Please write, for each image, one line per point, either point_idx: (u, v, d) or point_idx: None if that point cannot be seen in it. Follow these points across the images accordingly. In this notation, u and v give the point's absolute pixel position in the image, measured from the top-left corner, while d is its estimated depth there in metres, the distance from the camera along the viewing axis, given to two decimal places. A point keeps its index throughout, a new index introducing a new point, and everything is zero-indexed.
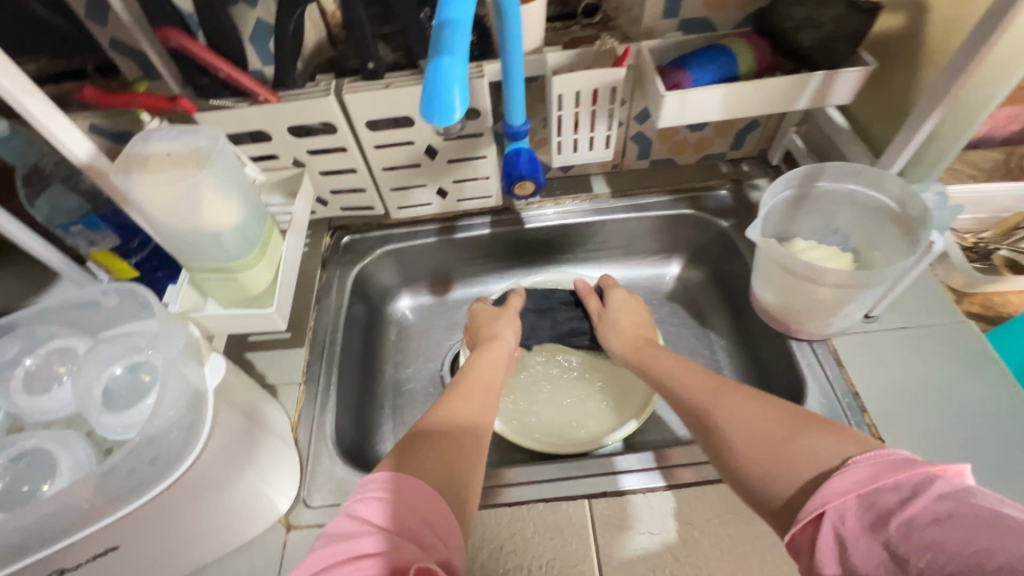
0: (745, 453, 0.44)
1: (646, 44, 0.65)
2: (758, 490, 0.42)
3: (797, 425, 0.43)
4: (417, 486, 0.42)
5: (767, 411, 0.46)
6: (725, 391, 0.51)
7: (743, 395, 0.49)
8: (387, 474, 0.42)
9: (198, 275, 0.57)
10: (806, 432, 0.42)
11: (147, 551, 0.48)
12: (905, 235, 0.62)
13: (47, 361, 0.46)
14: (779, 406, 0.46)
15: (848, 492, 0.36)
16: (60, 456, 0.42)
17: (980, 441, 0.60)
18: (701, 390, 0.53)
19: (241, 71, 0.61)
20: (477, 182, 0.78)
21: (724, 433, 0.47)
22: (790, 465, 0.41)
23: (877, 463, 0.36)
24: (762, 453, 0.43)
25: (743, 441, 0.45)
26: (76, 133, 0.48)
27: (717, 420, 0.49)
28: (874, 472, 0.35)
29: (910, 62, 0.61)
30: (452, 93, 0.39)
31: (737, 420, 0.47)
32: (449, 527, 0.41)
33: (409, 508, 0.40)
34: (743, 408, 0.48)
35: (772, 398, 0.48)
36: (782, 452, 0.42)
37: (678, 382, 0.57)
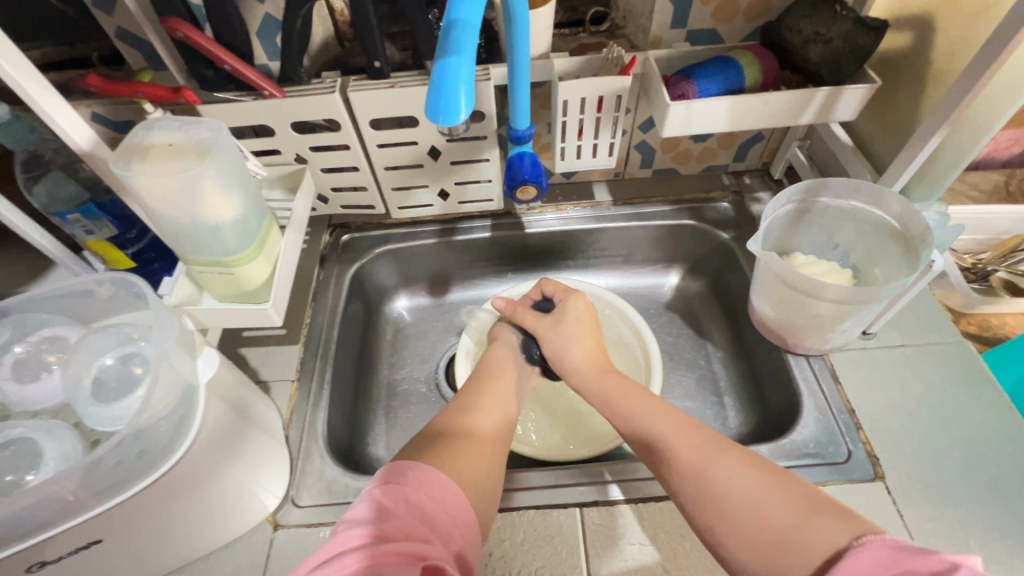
0: (748, 535, 0.43)
1: (653, 53, 0.65)
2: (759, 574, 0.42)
3: (802, 505, 0.43)
4: (426, 475, 0.45)
5: (767, 485, 0.45)
6: (718, 454, 0.48)
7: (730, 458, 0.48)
8: (396, 465, 0.45)
9: (195, 268, 0.57)
10: (812, 518, 0.42)
11: (132, 546, 0.47)
12: (906, 253, 0.62)
13: (36, 348, 0.46)
14: (769, 476, 0.46)
15: (861, 573, 0.36)
16: (46, 445, 0.41)
17: (975, 463, 0.60)
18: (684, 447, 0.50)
19: (247, 65, 0.60)
20: (479, 184, 0.77)
21: (722, 507, 0.45)
22: (795, 553, 0.40)
23: (896, 549, 0.36)
24: (767, 538, 0.42)
25: (747, 522, 0.44)
26: (78, 121, 0.48)
27: (714, 488, 0.46)
28: (895, 558, 0.35)
29: (916, 80, 0.62)
30: (458, 94, 0.39)
31: (738, 496, 0.45)
32: (468, 527, 0.44)
33: (414, 505, 0.42)
34: (739, 474, 0.46)
35: (771, 469, 0.46)
36: (789, 540, 0.41)
37: (660, 435, 0.52)
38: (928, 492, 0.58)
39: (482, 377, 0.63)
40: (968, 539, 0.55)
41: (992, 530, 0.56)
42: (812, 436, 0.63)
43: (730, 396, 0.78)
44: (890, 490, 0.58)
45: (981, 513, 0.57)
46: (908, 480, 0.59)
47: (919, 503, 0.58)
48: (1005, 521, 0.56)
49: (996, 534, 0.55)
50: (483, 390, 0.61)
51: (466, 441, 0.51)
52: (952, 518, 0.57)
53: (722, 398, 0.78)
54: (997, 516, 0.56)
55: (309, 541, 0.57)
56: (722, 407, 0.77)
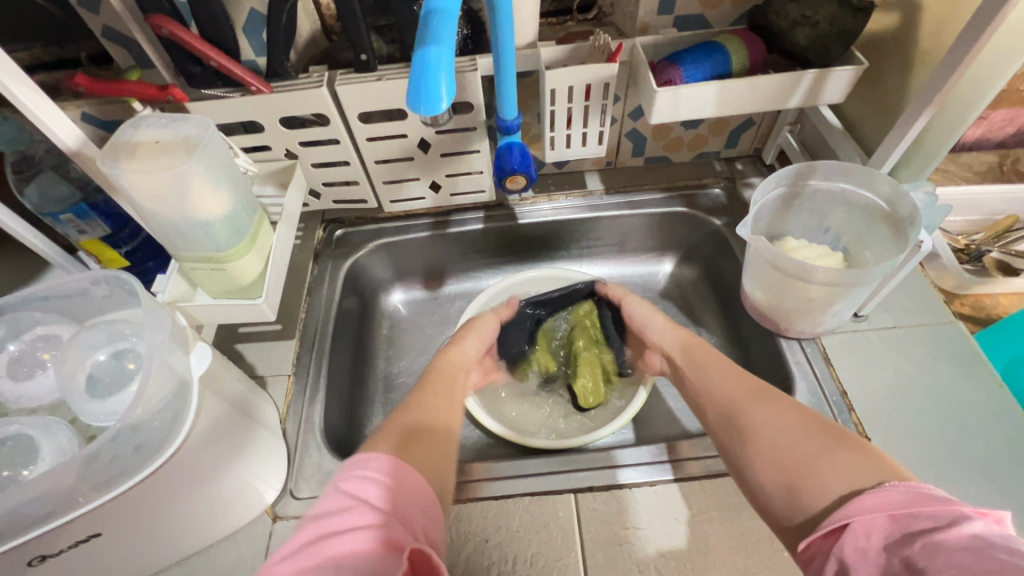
0: (770, 466, 0.45)
1: (640, 40, 0.65)
2: (777, 504, 0.43)
3: (829, 442, 0.43)
4: (397, 464, 0.42)
5: (801, 422, 0.46)
6: (763, 398, 0.50)
7: (778, 403, 0.49)
8: (361, 455, 0.42)
9: (186, 265, 0.57)
10: (834, 451, 0.42)
11: (130, 539, 0.48)
12: (895, 235, 0.62)
13: (30, 347, 0.46)
14: (811, 419, 0.46)
15: (880, 510, 0.35)
16: (43, 442, 0.42)
17: (967, 442, 0.61)
18: (737, 395, 0.52)
19: (233, 61, 0.60)
20: (470, 176, 0.77)
21: (754, 440, 0.47)
22: (814, 479, 0.41)
23: (914, 492, 0.35)
24: (786, 469, 0.43)
25: (771, 455, 0.45)
26: (64, 120, 0.48)
27: (750, 424, 0.48)
28: (912, 498, 0.34)
29: (904, 61, 0.62)
30: (439, 82, 0.39)
31: (768, 431, 0.47)
32: (429, 502, 0.42)
33: (404, 493, 0.40)
34: (777, 416, 0.47)
35: (808, 411, 0.47)
36: (808, 469, 0.42)
37: (712, 385, 0.56)
38: (919, 470, 0.59)
39: (435, 377, 0.61)
40: None
41: (983, 507, 0.56)
42: None
43: None
44: None
45: (971, 490, 0.57)
46: (899, 458, 0.60)
47: (911, 481, 0.58)
48: (995, 498, 0.57)
49: (987, 510, 0.56)
50: (436, 392, 0.58)
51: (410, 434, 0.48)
52: None
53: None
54: (987, 492, 0.57)
55: None
56: None
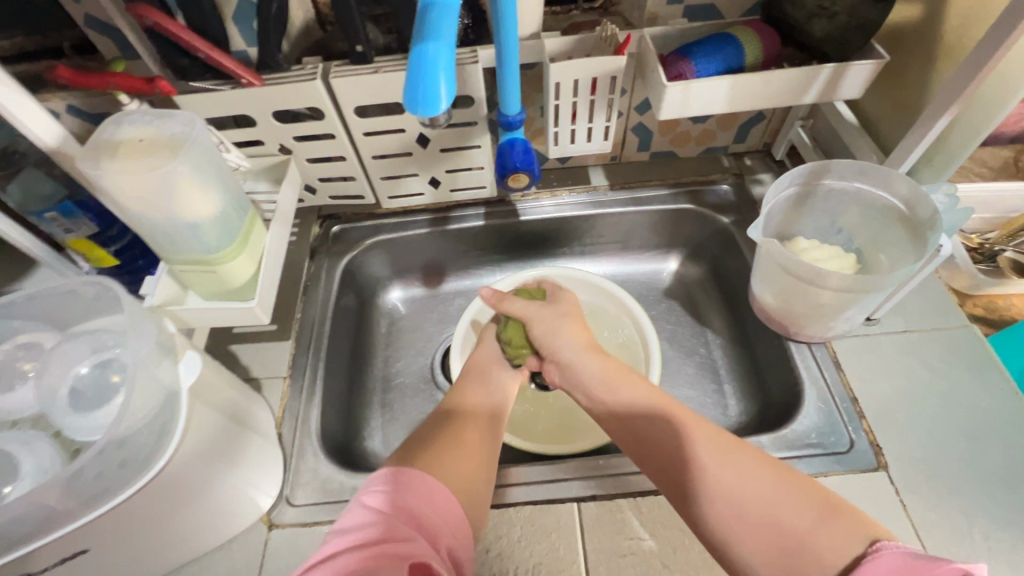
0: (757, 551, 0.43)
1: (649, 31, 0.61)
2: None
3: (810, 511, 0.43)
4: (424, 483, 0.44)
5: (778, 489, 0.44)
6: (729, 454, 0.47)
7: (738, 460, 0.47)
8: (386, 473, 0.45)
9: (176, 267, 0.55)
10: (821, 527, 0.41)
11: (119, 554, 0.47)
12: (912, 238, 0.60)
13: (10, 357, 0.44)
14: (779, 483, 0.45)
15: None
16: (24, 459, 0.40)
17: (982, 451, 0.59)
18: (695, 450, 0.48)
19: (222, 52, 0.58)
20: (471, 172, 0.75)
21: (730, 521, 0.44)
22: (812, 564, 0.40)
23: (903, 555, 0.37)
24: (776, 553, 0.42)
25: (754, 534, 0.43)
26: (44, 116, 0.46)
27: (722, 488, 0.45)
28: (902, 563, 0.37)
29: (926, 55, 0.59)
30: (438, 81, 0.36)
31: (742, 506, 0.44)
32: (452, 515, 0.44)
33: (414, 502, 0.42)
34: (745, 483, 0.45)
35: (771, 470, 0.46)
36: (803, 543, 0.41)
37: (669, 439, 0.50)
38: (932, 481, 0.57)
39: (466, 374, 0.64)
40: (972, 528, 0.55)
41: (998, 519, 0.55)
42: (814, 426, 0.62)
43: (730, 383, 0.77)
44: (893, 479, 0.58)
45: (986, 502, 0.56)
46: (912, 468, 0.58)
47: (924, 493, 0.57)
48: (1010, 509, 0.55)
49: (1002, 523, 0.55)
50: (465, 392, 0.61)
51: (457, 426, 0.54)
52: (957, 507, 0.56)
53: (722, 386, 0.77)
54: (1003, 504, 0.56)
55: (304, 540, 0.57)
56: (722, 396, 0.76)
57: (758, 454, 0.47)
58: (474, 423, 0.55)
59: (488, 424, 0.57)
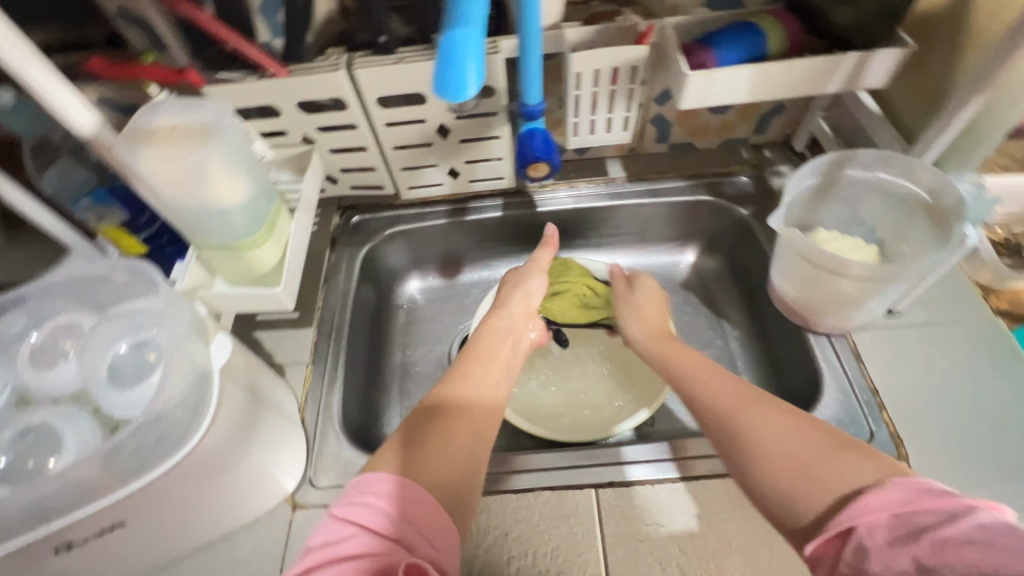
0: (776, 474, 0.43)
1: (670, 20, 0.61)
2: (784, 506, 0.42)
3: (829, 443, 0.43)
4: (415, 492, 0.41)
5: (801, 425, 0.45)
6: (753, 401, 0.49)
7: (769, 404, 0.48)
8: (382, 479, 0.42)
9: (205, 253, 0.56)
10: (838, 455, 0.41)
11: (151, 529, 0.48)
12: (936, 228, 0.60)
13: (52, 336, 0.46)
14: (806, 423, 0.45)
15: (882, 509, 0.35)
16: (66, 432, 0.42)
17: (1004, 444, 0.58)
18: (729, 393, 0.50)
19: (250, 43, 0.59)
20: (490, 163, 0.75)
21: (753, 450, 0.45)
22: (822, 484, 0.40)
23: (914, 487, 0.36)
24: (793, 474, 0.42)
25: (775, 460, 0.44)
26: (80, 103, 0.46)
27: (745, 425, 0.47)
28: (911, 495, 0.35)
29: (953, 43, 0.58)
30: (466, 67, 0.37)
31: (766, 436, 0.45)
32: (438, 529, 0.40)
33: (403, 511, 0.40)
34: (770, 420, 0.46)
35: (800, 414, 0.46)
36: (813, 472, 0.41)
37: (704, 386, 0.53)
38: (952, 473, 0.57)
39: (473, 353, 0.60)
40: None
41: (1021, 512, 0.54)
42: (833, 417, 0.62)
43: (747, 375, 0.77)
44: (912, 471, 0.57)
45: (1008, 494, 0.56)
46: (932, 460, 0.58)
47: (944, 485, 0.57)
48: None
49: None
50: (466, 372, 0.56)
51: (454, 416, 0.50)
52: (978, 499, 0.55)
53: None
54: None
55: None
56: None
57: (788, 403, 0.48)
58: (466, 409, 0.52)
59: (485, 415, 0.52)
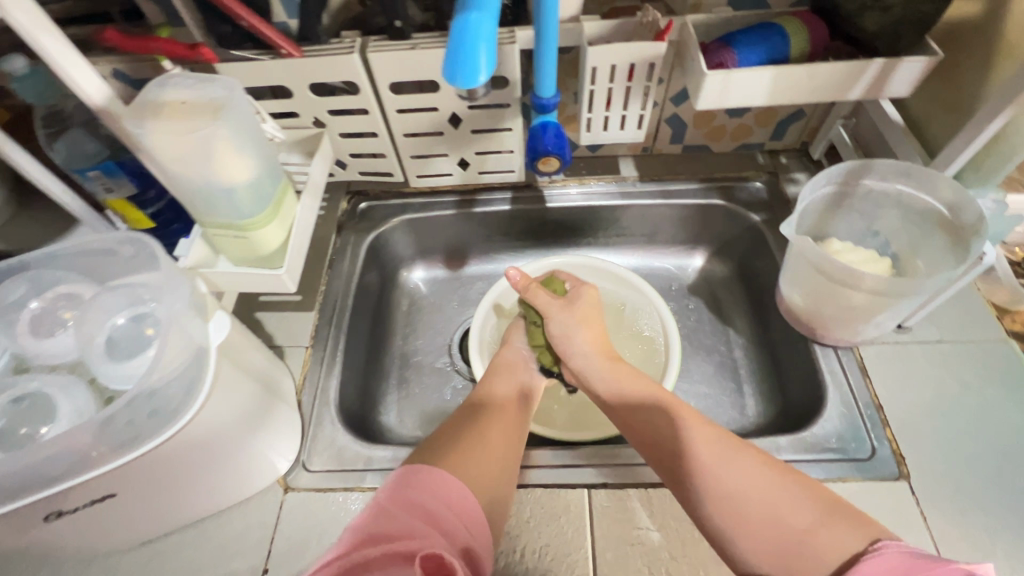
0: (763, 544, 0.43)
1: (692, 18, 0.60)
2: (776, 574, 0.43)
3: (813, 510, 0.44)
4: (445, 480, 0.44)
5: (779, 487, 0.46)
6: (731, 455, 0.48)
7: (750, 461, 0.48)
8: (402, 469, 0.45)
9: (210, 230, 0.56)
10: (823, 521, 0.43)
11: (143, 501, 0.49)
12: (954, 243, 0.58)
13: (52, 305, 0.46)
14: (787, 481, 0.46)
15: None
16: (60, 401, 0.42)
17: (1008, 468, 0.57)
18: (703, 440, 0.50)
19: (265, 21, 0.58)
20: (500, 155, 0.75)
21: (741, 518, 0.45)
22: (815, 554, 0.41)
23: (906, 557, 0.38)
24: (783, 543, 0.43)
25: (767, 528, 0.44)
26: (92, 74, 0.48)
27: (725, 489, 0.46)
28: (905, 564, 0.37)
29: (984, 54, 0.56)
30: (478, 54, 0.38)
31: (756, 502, 0.45)
32: (473, 514, 0.43)
33: (429, 498, 0.42)
34: (755, 482, 0.46)
35: (783, 474, 0.47)
36: (801, 542, 0.42)
37: (671, 428, 0.52)
38: (954, 495, 0.56)
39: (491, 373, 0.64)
40: (994, 547, 0.53)
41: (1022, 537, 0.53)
42: (835, 430, 0.60)
43: (749, 383, 0.75)
44: (913, 490, 0.56)
45: (1010, 519, 0.54)
46: (933, 480, 0.57)
47: (944, 505, 0.56)
48: None
49: None
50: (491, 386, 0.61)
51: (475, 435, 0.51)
52: (979, 523, 0.54)
53: (741, 385, 0.76)
54: None
55: (319, 506, 0.58)
56: (741, 396, 0.74)
57: (767, 456, 0.49)
58: (499, 432, 0.53)
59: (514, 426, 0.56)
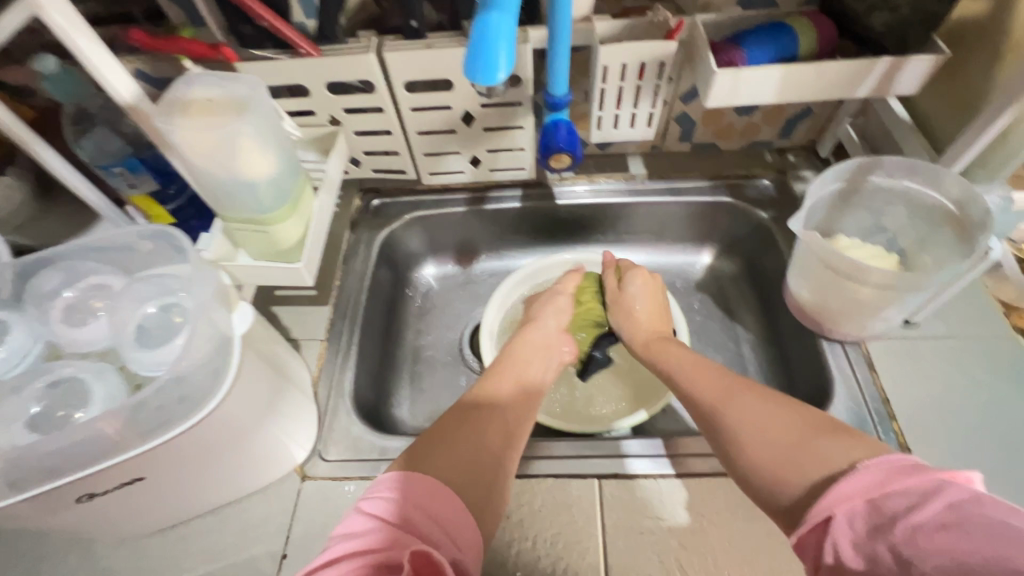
0: (758, 460, 0.45)
1: (701, 18, 0.61)
2: (768, 488, 0.43)
3: (808, 429, 0.44)
4: (429, 487, 0.42)
5: (780, 413, 0.47)
6: (739, 393, 0.51)
7: (758, 396, 0.50)
8: (394, 474, 0.43)
9: (231, 225, 0.58)
10: (816, 436, 0.43)
11: (168, 486, 0.50)
12: (961, 239, 0.59)
13: (85, 294, 0.48)
14: (791, 410, 0.47)
15: (856, 495, 0.36)
16: (93, 386, 0.43)
17: (1015, 461, 0.58)
18: (719, 388, 0.53)
19: (285, 22, 0.60)
20: (512, 153, 0.76)
21: (741, 441, 0.47)
22: (801, 463, 0.42)
23: (885, 468, 0.36)
24: (774, 457, 0.44)
25: (761, 445, 0.45)
26: (122, 74, 0.49)
27: (729, 418, 0.49)
28: (883, 478, 0.36)
29: (991, 52, 0.57)
30: (497, 51, 0.39)
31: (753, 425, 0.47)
32: (458, 519, 0.41)
33: (418, 511, 0.40)
34: (756, 410, 0.48)
35: (791, 404, 0.47)
36: (788, 454, 0.43)
37: (692, 383, 0.56)
38: None
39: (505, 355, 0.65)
40: None
41: None
42: (842, 424, 0.61)
43: (757, 379, 0.76)
44: None
45: None
46: None
47: None
48: None
49: None
50: (501, 368, 0.62)
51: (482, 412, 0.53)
52: None
53: (749, 380, 0.76)
54: None
55: (336, 493, 0.60)
56: None
57: (781, 394, 0.49)
58: (498, 414, 0.54)
59: (516, 412, 0.56)
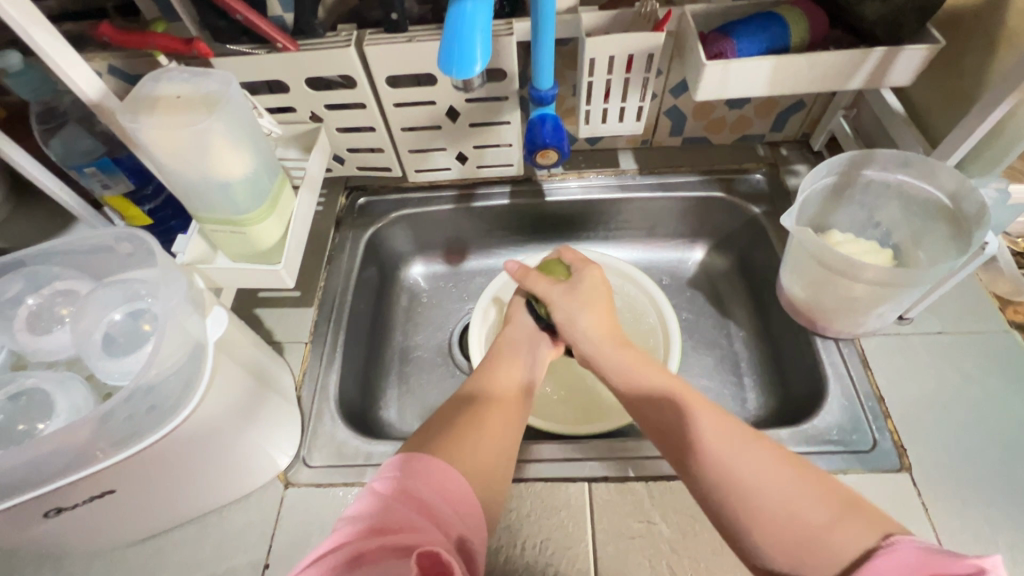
0: (772, 540, 0.41)
1: (690, 8, 0.59)
2: (781, 567, 0.41)
3: (826, 504, 0.42)
4: (440, 471, 0.43)
5: (789, 480, 0.43)
6: (742, 446, 0.45)
7: (763, 450, 0.45)
8: (400, 458, 0.44)
9: (207, 226, 0.56)
10: (838, 519, 0.40)
11: (141, 497, 0.49)
12: (957, 233, 0.58)
13: (49, 301, 0.46)
14: (800, 475, 0.44)
15: (887, 572, 0.35)
16: (57, 397, 0.42)
17: (1011, 460, 0.57)
18: (717, 434, 0.47)
19: (260, 15, 0.58)
20: (499, 149, 0.74)
21: (751, 509, 0.43)
22: (829, 552, 0.39)
23: (923, 550, 0.35)
24: (794, 541, 0.40)
25: (776, 522, 0.41)
26: (86, 70, 0.47)
27: (738, 481, 0.44)
28: (916, 558, 0.35)
29: (987, 42, 0.56)
30: (473, 43, 0.38)
31: (768, 497, 0.42)
32: (471, 511, 0.42)
33: (425, 490, 0.41)
34: (765, 474, 0.43)
35: (798, 467, 0.44)
36: (816, 539, 0.40)
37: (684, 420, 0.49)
38: (957, 487, 0.56)
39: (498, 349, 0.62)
40: (996, 537, 0.53)
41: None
42: (836, 423, 0.60)
43: (750, 376, 0.75)
44: (914, 482, 0.56)
45: (1012, 511, 0.54)
46: (935, 472, 0.57)
47: (946, 496, 0.55)
48: None
49: None
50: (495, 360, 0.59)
51: (477, 413, 0.51)
52: (982, 515, 0.54)
53: (742, 378, 0.75)
54: None
55: (319, 500, 0.58)
56: (741, 389, 0.74)
57: (783, 447, 0.46)
58: (500, 409, 0.52)
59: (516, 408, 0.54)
